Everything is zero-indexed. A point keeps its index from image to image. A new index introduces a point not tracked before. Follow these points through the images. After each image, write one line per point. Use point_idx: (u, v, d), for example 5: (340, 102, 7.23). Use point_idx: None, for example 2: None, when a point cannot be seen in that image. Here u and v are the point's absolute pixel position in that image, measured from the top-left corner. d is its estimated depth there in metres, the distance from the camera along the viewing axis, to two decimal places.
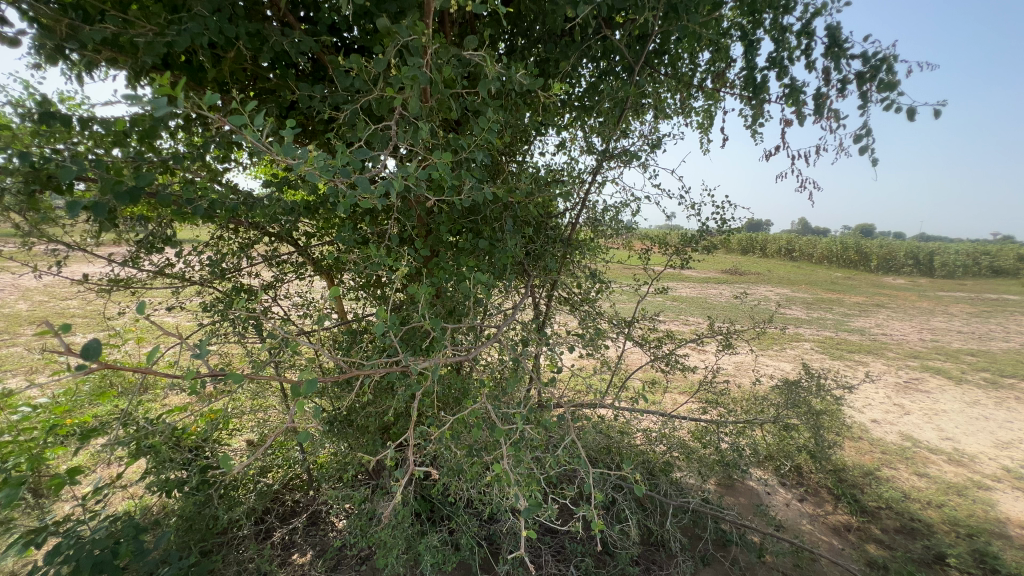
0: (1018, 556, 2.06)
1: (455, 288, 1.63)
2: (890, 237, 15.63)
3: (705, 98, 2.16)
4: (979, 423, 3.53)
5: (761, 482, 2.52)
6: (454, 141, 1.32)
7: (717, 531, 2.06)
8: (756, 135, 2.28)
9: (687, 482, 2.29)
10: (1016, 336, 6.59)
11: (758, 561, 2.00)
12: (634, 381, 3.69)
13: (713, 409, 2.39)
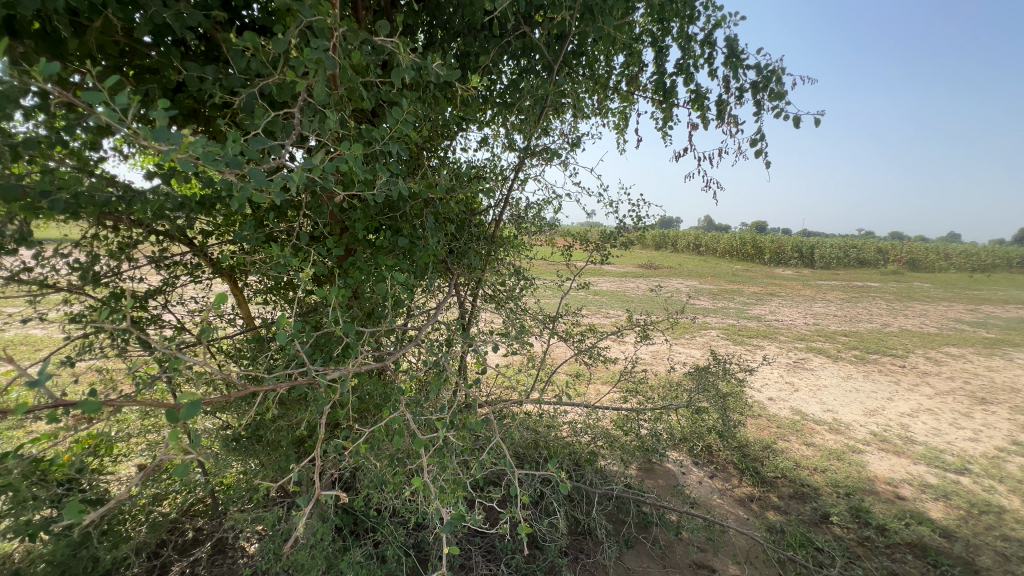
0: (884, 509, 2.40)
1: (373, 289, 1.55)
2: (780, 233, 17.50)
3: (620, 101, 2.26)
4: (852, 394, 4.08)
5: (676, 463, 2.72)
6: (366, 132, 1.26)
7: (639, 514, 2.19)
8: (667, 137, 2.43)
9: (610, 470, 2.40)
10: (877, 318, 7.69)
11: (675, 539, 2.15)
12: (560, 374, 3.82)
13: (633, 398, 2.53)
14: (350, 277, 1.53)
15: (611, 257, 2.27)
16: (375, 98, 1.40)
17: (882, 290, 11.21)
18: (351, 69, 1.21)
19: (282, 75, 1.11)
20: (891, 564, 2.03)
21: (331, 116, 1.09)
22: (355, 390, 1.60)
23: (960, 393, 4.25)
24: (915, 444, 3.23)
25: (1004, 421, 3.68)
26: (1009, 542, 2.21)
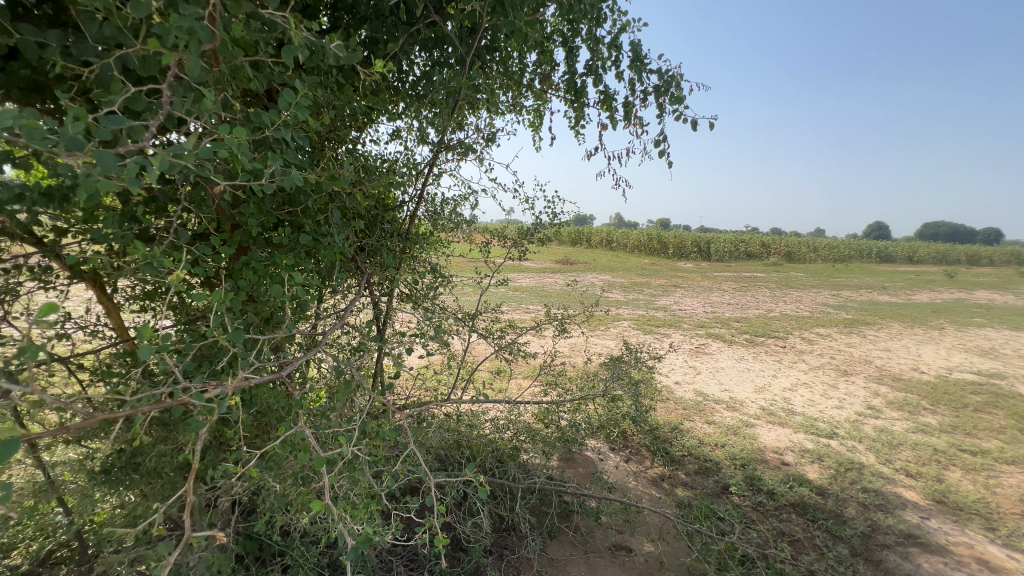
0: (772, 475, 2.71)
1: (270, 292, 1.42)
2: (681, 229, 19.01)
3: (534, 98, 2.31)
4: (744, 374, 4.55)
5: (594, 451, 2.85)
6: (254, 116, 1.14)
7: (561, 504, 2.27)
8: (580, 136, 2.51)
9: (533, 463, 2.45)
10: (763, 304, 8.66)
11: (595, 525, 2.25)
12: (482, 371, 3.84)
13: (554, 390, 2.61)
14: (242, 279, 1.39)
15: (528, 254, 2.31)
16: (266, 80, 1.28)
17: (766, 280, 12.64)
18: (233, 44, 1.09)
19: (145, 47, 0.97)
20: (780, 524, 2.29)
21: (207, 94, 0.96)
22: (253, 403, 1.46)
23: (828, 368, 4.92)
24: (795, 414, 3.68)
25: (861, 389, 4.33)
26: (867, 493, 2.60)
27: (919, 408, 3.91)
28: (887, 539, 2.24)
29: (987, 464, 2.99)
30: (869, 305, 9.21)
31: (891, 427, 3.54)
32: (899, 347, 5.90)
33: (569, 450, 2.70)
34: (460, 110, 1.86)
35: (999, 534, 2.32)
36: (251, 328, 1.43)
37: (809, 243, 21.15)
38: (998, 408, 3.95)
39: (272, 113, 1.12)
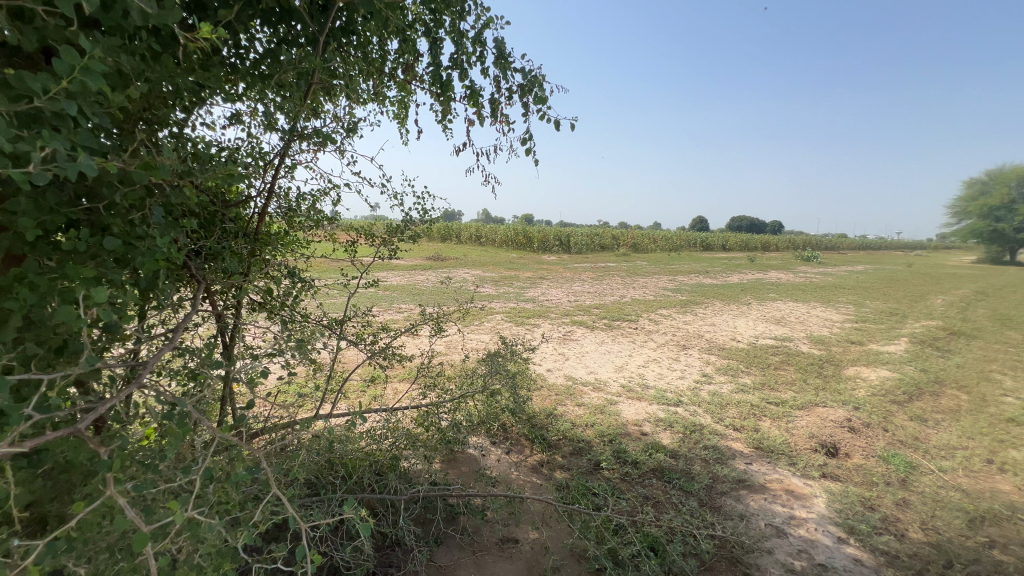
0: (634, 446, 3.04)
1: (58, 313, 1.10)
2: (544, 224, 20.18)
3: (398, 89, 2.21)
4: (606, 356, 5.02)
5: (477, 447, 2.88)
6: (17, 79, 0.87)
7: (446, 509, 2.24)
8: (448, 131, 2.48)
9: (415, 469, 2.39)
10: (617, 291, 9.65)
11: (482, 524, 2.27)
12: (355, 379, 3.62)
13: (433, 391, 2.56)
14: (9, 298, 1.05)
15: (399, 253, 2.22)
16: (37, 37, 0.99)
17: (618, 269, 14.11)
18: None
19: None
20: (644, 488, 2.57)
21: None
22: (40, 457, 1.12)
23: (671, 344, 5.68)
24: (648, 388, 4.18)
25: (696, 360, 5.09)
26: (707, 450, 3.06)
27: (738, 371, 4.75)
28: (723, 486, 2.67)
29: (785, 412, 3.75)
30: (697, 287, 10.88)
31: (720, 390, 4.23)
32: (720, 322, 7.07)
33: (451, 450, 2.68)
34: (314, 95, 1.70)
35: (797, 466, 2.93)
36: (30, 362, 1.09)
37: (650, 235, 24.15)
38: (789, 365, 4.99)
39: (45, 77, 0.87)
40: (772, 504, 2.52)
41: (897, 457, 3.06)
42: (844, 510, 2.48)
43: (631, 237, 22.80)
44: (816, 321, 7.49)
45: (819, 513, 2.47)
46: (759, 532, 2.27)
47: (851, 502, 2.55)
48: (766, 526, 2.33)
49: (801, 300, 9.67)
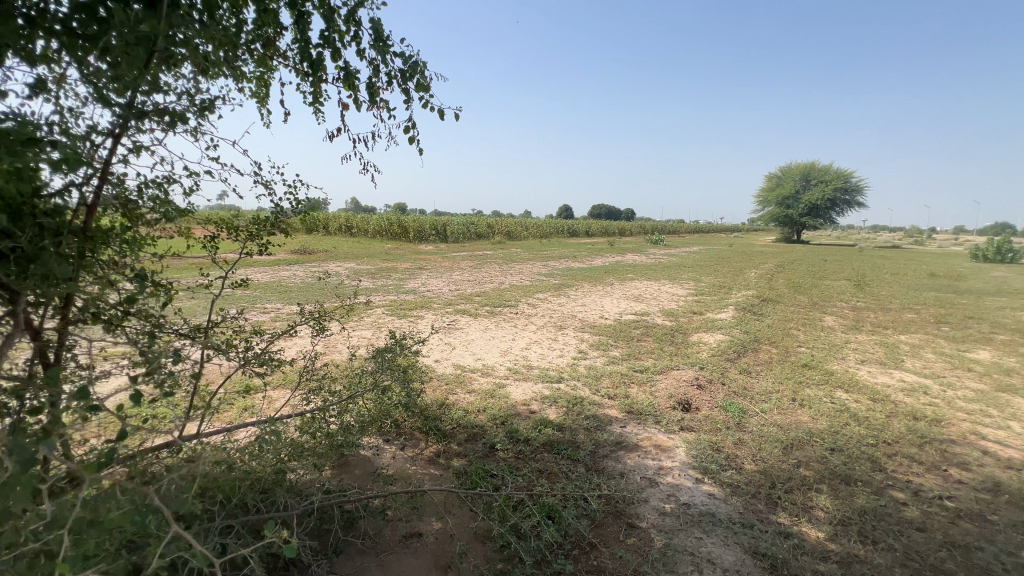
0: (525, 425, 3.18)
1: None
2: (419, 214, 19.71)
3: (257, 64, 1.94)
4: (491, 342, 5.14)
5: (369, 448, 2.73)
6: None
7: (344, 515, 2.05)
8: (319, 116, 2.27)
9: (302, 481, 2.18)
10: (496, 278, 9.90)
11: (384, 524, 2.15)
12: (219, 393, 3.19)
13: (316, 396, 2.39)
14: None
15: (268, 247, 2.03)
16: None
17: (495, 256, 14.47)
18: None
19: None
20: (537, 463, 2.71)
21: None
22: None
23: (549, 325, 6.03)
24: (533, 368, 4.39)
25: (573, 338, 5.48)
26: (589, 419, 3.34)
27: (608, 345, 5.23)
28: (605, 449, 2.93)
29: (648, 378, 4.25)
30: (568, 271, 11.67)
31: (595, 363, 4.63)
32: (590, 302, 7.71)
33: (341, 454, 2.51)
34: (158, 64, 1.41)
35: (661, 423, 3.35)
36: None
37: (523, 223, 25.17)
38: (649, 337, 5.66)
39: None
40: (644, 459, 2.85)
41: (733, 405, 3.68)
42: (698, 454, 2.92)
43: (505, 226, 23.50)
44: (667, 297, 8.58)
45: (681, 460, 2.86)
46: (636, 485, 2.55)
47: (703, 448, 3.00)
48: (641, 478, 2.63)
49: (653, 278, 10.98)
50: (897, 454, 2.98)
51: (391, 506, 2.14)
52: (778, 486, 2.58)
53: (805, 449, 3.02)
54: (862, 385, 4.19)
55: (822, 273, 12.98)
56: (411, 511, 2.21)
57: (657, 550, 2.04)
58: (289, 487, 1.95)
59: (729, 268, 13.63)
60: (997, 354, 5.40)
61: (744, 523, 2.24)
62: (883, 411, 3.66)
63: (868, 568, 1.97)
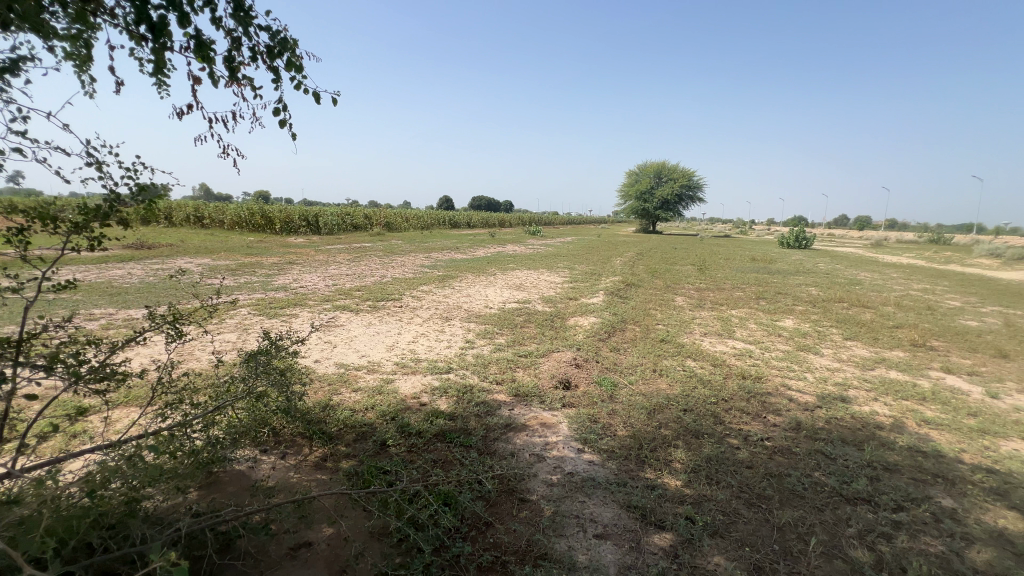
0: (416, 417, 3.14)
1: None
2: (286, 204, 17.95)
3: (73, 21, 1.58)
4: (376, 338, 4.94)
5: (243, 461, 2.46)
6: None
7: (218, 537, 1.81)
8: (161, 90, 1.95)
9: (161, 508, 1.88)
10: (377, 272, 9.49)
11: (268, 540, 1.94)
12: (32, 421, 2.59)
13: (173, 411, 2.12)
14: None
15: (101, 242, 1.70)
16: None
17: (375, 249, 13.86)
18: None
19: None
20: (431, 453, 2.69)
21: None
22: None
23: (435, 317, 5.99)
24: (421, 361, 4.33)
25: (459, 329, 5.52)
26: (478, 406, 3.41)
27: (494, 333, 5.38)
28: (495, 433, 3.03)
29: (532, 361, 4.47)
30: (451, 262, 11.66)
31: (482, 352, 4.72)
32: (474, 292, 7.81)
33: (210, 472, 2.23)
34: None
35: (545, 403, 3.56)
36: None
37: (403, 215, 24.43)
38: (531, 323, 5.94)
39: None
40: (532, 437, 3.00)
41: (606, 380, 4.05)
42: (579, 427, 3.16)
43: (384, 217, 22.58)
44: (546, 284, 9.06)
45: (565, 434, 3.08)
46: (525, 462, 2.68)
47: (583, 421, 3.26)
48: (530, 455, 2.77)
49: (533, 267, 11.51)
50: (732, 408, 3.57)
51: (276, 518, 1.95)
52: (645, 446, 2.92)
53: (665, 412, 3.46)
54: (706, 354, 4.92)
55: (673, 259, 14.86)
56: (298, 521, 2.04)
57: (546, 518, 2.18)
58: (145, 516, 1.66)
59: (599, 257, 14.86)
60: (797, 321, 6.74)
61: (619, 482, 2.50)
62: (722, 374, 4.34)
63: (715, 504, 2.35)
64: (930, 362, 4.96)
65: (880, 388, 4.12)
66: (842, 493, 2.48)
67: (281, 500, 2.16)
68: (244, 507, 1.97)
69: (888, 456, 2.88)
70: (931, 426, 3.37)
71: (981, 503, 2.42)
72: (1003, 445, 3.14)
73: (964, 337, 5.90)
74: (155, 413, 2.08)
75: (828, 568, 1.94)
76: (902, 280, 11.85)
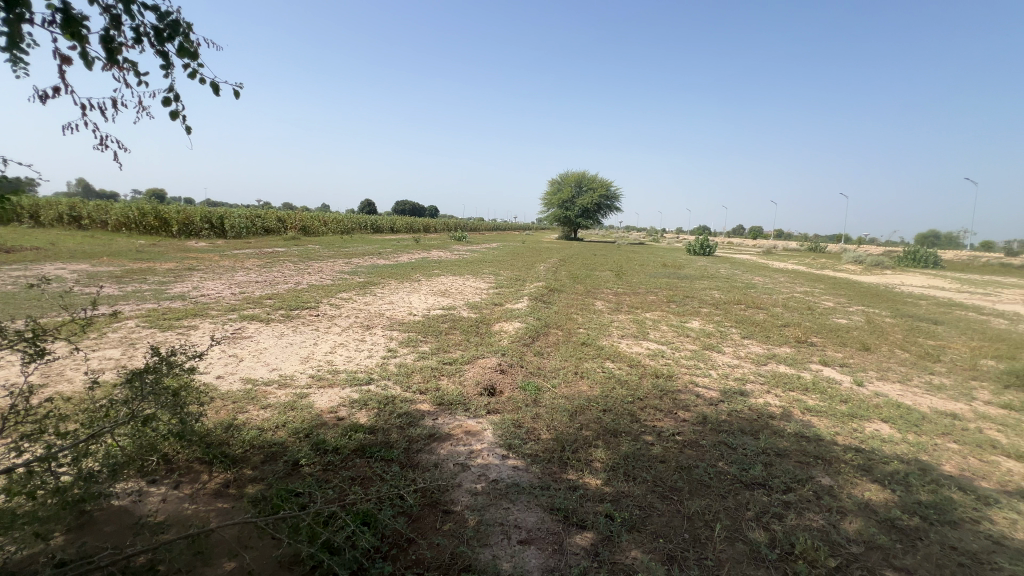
0: (334, 433, 2.97)
1: None
2: (184, 204, 16.28)
3: None
4: (288, 349, 4.62)
5: (126, 494, 2.17)
6: None
7: None
8: (18, 67, 1.70)
9: (16, 559, 1.61)
10: (290, 278, 8.89)
11: None
12: None
13: (35, 443, 1.83)
14: None
15: None
16: None
17: (288, 254, 12.98)
18: None
19: None
20: (349, 470, 2.56)
21: None
22: None
23: (355, 325, 5.73)
24: (339, 373, 4.12)
25: (381, 337, 5.33)
26: (401, 417, 3.30)
27: (418, 341, 5.26)
28: (419, 444, 2.95)
29: (457, 368, 4.43)
30: (373, 268, 11.26)
31: (405, 360, 4.60)
32: (397, 299, 7.59)
33: (80, 510, 1.95)
34: None
35: (470, 410, 3.53)
36: None
37: (320, 218, 23.19)
38: (455, 329, 5.89)
39: None
40: (456, 446, 2.96)
41: (530, 385, 4.12)
42: (504, 433, 3.18)
43: (299, 221, 21.27)
44: (471, 290, 9.06)
45: (489, 441, 3.08)
46: (449, 473, 2.64)
47: (507, 426, 3.28)
48: (454, 465, 2.74)
49: (458, 273, 11.46)
50: (647, 406, 3.79)
51: (167, 557, 1.74)
52: (567, 448, 3.01)
53: (586, 413, 3.59)
54: (623, 355, 5.18)
55: (593, 265, 15.56)
56: (194, 558, 1.84)
57: (471, 529, 2.16)
58: None
59: (523, 262, 15.11)
60: (703, 322, 7.33)
61: (543, 486, 2.55)
62: (638, 373, 4.60)
63: (632, 499, 2.47)
64: (810, 357, 5.63)
65: (771, 381, 4.60)
66: (741, 480, 2.72)
67: (172, 535, 1.93)
68: (124, 548, 1.74)
69: (778, 443, 3.22)
70: (812, 413, 3.82)
71: (851, 479, 2.78)
72: (867, 426, 3.64)
73: (836, 333, 6.78)
74: (8, 445, 1.78)
75: (730, 551, 2.12)
76: (788, 284, 13.39)
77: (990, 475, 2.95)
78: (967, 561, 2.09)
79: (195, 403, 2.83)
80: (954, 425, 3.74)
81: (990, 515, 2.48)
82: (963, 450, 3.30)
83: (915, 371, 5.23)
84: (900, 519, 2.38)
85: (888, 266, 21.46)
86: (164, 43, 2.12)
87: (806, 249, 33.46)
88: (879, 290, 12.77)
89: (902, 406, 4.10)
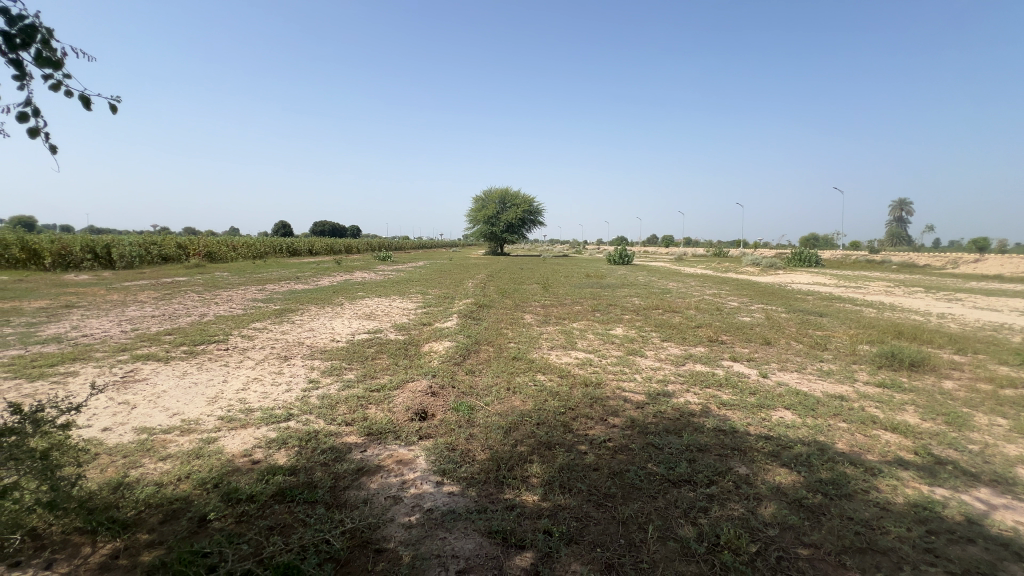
0: (248, 479, 2.72)
1: None
2: (59, 232, 14.29)
3: None
4: (192, 390, 4.16)
5: None
6: None
7: None
8: None
9: None
10: (193, 310, 8.09)
11: None
12: None
13: None
14: None
15: None
16: None
17: (191, 283, 11.84)
18: None
19: None
20: (267, 520, 2.34)
21: None
22: None
23: (271, 357, 5.32)
24: (254, 411, 3.78)
25: (301, 368, 4.99)
26: (326, 453, 3.09)
27: (342, 369, 4.99)
28: (346, 480, 2.78)
29: (385, 395, 4.25)
30: (291, 293, 10.60)
31: (329, 391, 4.33)
32: (319, 325, 7.18)
33: None
34: None
35: (401, 438, 3.40)
36: None
37: (228, 243, 21.45)
38: (383, 353, 5.67)
39: None
40: (387, 478, 2.83)
41: (463, 405, 4.05)
42: (436, 459, 3.09)
43: (203, 247, 19.53)
44: (398, 311, 8.83)
45: (423, 469, 2.97)
46: (380, 508, 2.51)
47: (440, 451, 3.19)
48: (385, 499, 2.61)
49: (384, 294, 11.12)
50: (579, 415, 3.88)
51: None
52: (503, 466, 2.99)
53: (520, 428, 3.60)
54: (554, 366, 5.29)
55: (521, 279, 15.85)
56: None
57: (406, 565, 2.06)
58: None
59: (451, 280, 14.97)
60: (626, 329, 7.69)
61: (479, 510, 2.50)
62: (568, 384, 4.71)
63: (569, 511, 2.50)
64: (721, 354, 6.10)
65: (690, 380, 4.91)
66: (669, 478, 2.86)
67: None
68: None
69: (700, 438, 3.43)
70: (726, 407, 4.14)
71: (763, 466, 3.03)
72: (773, 415, 3.99)
73: (742, 330, 7.43)
74: None
75: (663, 550, 2.20)
76: (698, 287, 14.51)
77: (874, 448, 3.36)
78: (862, 528, 2.35)
79: (72, 464, 2.46)
80: (843, 406, 4.22)
81: (876, 484, 2.82)
82: (851, 427, 3.73)
83: (808, 360, 5.87)
84: (806, 498, 2.63)
85: (781, 266, 24.00)
86: (18, 50, 1.88)
87: (710, 255, 36.53)
88: (774, 289, 14.26)
89: (800, 393, 4.56)
